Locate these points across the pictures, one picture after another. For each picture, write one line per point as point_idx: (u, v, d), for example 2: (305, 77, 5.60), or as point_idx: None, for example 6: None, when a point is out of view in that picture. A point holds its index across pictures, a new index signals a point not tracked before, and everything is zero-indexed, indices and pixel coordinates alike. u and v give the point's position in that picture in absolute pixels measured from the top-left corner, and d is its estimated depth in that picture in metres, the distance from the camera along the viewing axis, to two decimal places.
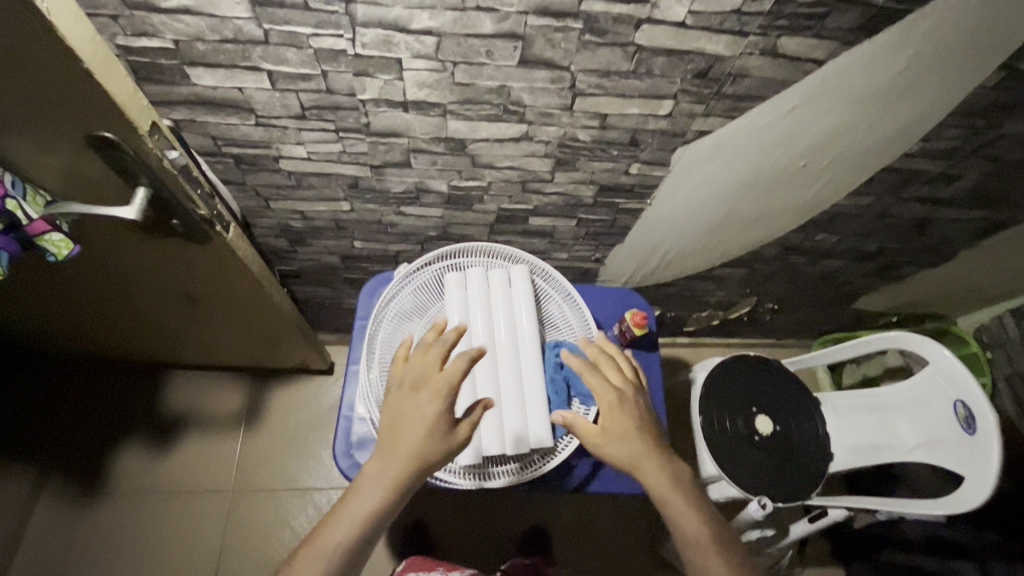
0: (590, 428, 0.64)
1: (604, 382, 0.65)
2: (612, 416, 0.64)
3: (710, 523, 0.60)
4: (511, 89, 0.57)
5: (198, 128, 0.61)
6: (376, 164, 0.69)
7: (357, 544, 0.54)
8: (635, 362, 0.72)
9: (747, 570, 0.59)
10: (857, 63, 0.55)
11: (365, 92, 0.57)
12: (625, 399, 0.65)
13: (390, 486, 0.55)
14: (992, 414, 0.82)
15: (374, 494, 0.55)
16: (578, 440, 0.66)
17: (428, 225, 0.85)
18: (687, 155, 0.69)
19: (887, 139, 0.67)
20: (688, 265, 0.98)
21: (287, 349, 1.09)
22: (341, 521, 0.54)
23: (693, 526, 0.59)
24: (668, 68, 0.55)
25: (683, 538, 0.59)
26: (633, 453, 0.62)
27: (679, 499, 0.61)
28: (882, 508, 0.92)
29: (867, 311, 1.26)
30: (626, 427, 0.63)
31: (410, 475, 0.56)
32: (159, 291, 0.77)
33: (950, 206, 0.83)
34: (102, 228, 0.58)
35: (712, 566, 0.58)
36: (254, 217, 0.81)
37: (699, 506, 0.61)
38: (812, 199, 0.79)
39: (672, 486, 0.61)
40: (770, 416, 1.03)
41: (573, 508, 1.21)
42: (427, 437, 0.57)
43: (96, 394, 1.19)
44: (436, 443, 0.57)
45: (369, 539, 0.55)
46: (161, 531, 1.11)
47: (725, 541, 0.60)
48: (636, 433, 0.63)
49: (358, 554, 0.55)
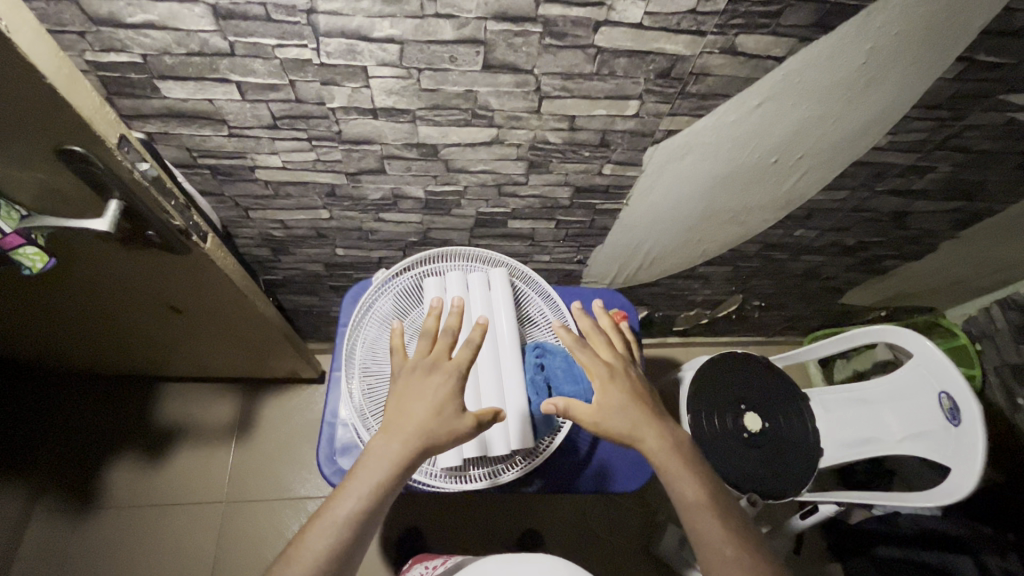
0: (585, 406, 0.62)
1: (594, 357, 0.66)
2: (606, 389, 0.64)
3: (708, 486, 0.60)
4: (478, 94, 0.58)
5: (172, 140, 0.62)
6: (351, 172, 0.70)
7: (363, 518, 0.53)
8: (621, 340, 0.73)
9: (746, 531, 0.58)
10: (820, 57, 0.56)
11: (333, 100, 0.58)
12: (616, 372, 0.65)
13: (397, 459, 0.55)
14: (976, 402, 0.82)
15: (381, 468, 0.55)
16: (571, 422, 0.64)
17: (409, 231, 0.85)
18: (658, 154, 0.69)
19: (854, 134, 0.68)
20: (669, 264, 0.98)
21: (276, 359, 1.10)
22: (348, 494, 0.53)
23: (693, 490, 0.59)
24: (631, 69, 0.56)
25: (682, 502, 0.59)
26: (629, 422, 0.62)
27: (678, 464, 0.60)
28: (871, 501, 0.92)
29: (855, 305, 1.26)
30: (620, 398, 0.63)
31: (418, 449, 0.56)
32: (143, 303, 0.78)
33: (925, 198, 0.83)
34: (80, 242, 0.58)
35: (713, 528, 0.57)
36: (235, 228, 0.82)
37: (697, 471, 0.61)
38: (787, 195, 0.80)
39: (670, 452, 0.61)
40: (759, 414, 1.03)
41: (567, 509, 1.21)
42: (436, 415, 0.57)
43: (89, 409, 1.20)
44: (446, 421, 0.58)
45: (375, 516, 0.54)
46: (154, 545, 1.11)
47: (724, 505, 0.59)
48: (630, 403, 0.63)
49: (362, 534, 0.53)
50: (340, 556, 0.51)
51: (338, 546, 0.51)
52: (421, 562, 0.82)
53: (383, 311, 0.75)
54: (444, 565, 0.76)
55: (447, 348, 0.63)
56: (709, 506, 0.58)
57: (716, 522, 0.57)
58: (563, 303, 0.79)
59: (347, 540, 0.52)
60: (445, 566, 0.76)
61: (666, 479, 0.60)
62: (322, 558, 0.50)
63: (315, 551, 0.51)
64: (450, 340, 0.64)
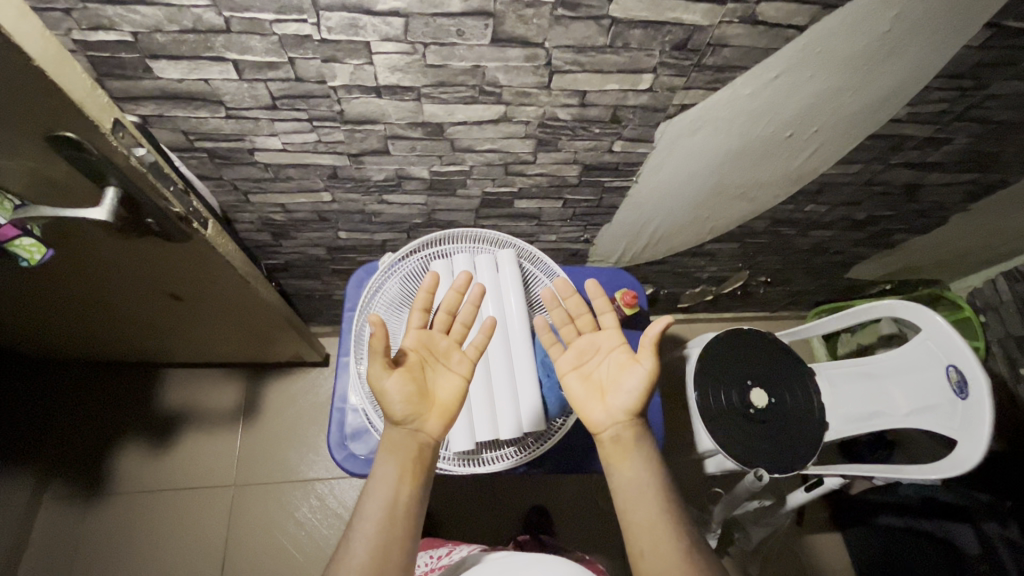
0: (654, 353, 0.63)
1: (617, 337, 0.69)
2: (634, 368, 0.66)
3: (669, 503, 0.58)
4: (486, 69, 0.55)
5: (167, 123, 0.60)
6: (354, 153, 0.67)
7: (382, 506, 0.54)
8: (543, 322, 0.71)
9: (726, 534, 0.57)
10: (842, 25, 0.54)
11: (335, 78, 0.55)
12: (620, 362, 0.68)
13: (385, 450, 0.58)
14: (985, 375, 0.82)
15: (380, 459, 0.57)
16: (647, 356, 0.62)
17: (413, 213, 0.83)
18: (670, 130, 0.67)
19: (874, 105, 0.66)
20: (677, 241, 0.97)
21: (281, 343, 1.09)
22: (365, 497, 0.55)
23: (646, 499, 0.58)
24: (645, 41, 0.53)
25: (634, 494, 0.58)
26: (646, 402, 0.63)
27: (641, 472, 0.60)
28: (877, 474, 0.93)
29: (861, 279, 1.25)
30: None
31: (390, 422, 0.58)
32: (144, 290, 0.76)
33: (939, 169, 0.82)
34: (76, 230, 0.56)
35: (659, 536, 0.55)
36: (234, 212, 0.79)
37: (658, 485, 0.59)
38: (800, 169, 0.78)
39: (638, 460, 0.60)
40: (765, 389, 1.03)
41: (573, 486, 1.22)
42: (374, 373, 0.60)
43: (93, 398, 1.19)
44: (396, 381, 0.58)
45: (374, 499, 0.54)
46: (164, 529, 1.12)
47: (684, 523, 0.57)
48: None
49: (392, 524, 0.53)
50: (380, 553, 0.51)
51: (370, 543, 0.51)
52: (425, 551, 0.81)
53: (391, 295, 0.73)
54: (451, 556, 0.77)
55: (458, 340, 0.66)
56: (663, 523, 0.56)
57: (671, 536, 0.55)
58: None
59: (379, 535, 0.52)
60: (451, 558, 0.76)
61: (622, 487, 0.60)
62: (363, 560, 0.50)
63: (351, 557, 0.51)
64: (457, 331, 0.67)
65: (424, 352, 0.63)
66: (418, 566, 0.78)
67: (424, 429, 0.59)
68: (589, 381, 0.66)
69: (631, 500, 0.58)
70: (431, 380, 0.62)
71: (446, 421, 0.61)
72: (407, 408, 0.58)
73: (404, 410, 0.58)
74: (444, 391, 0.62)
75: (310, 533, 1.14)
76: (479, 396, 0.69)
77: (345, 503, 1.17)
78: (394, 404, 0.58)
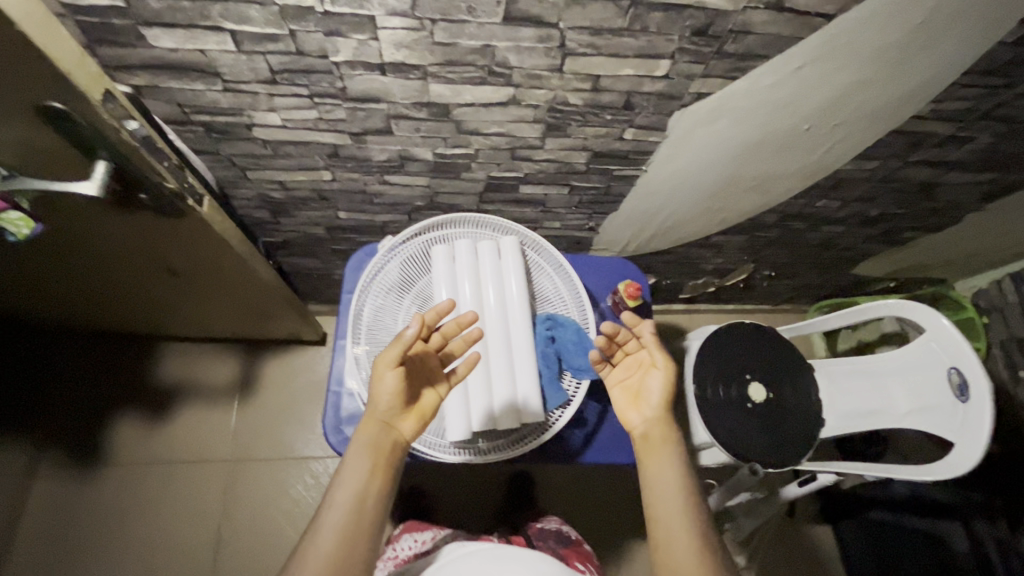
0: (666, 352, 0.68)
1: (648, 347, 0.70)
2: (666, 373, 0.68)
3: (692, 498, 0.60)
4: (496, 49, 0.53)
5: (162, 94, 0.57)
6: (356, 132, 0.65)
7: (351, 500, 0.55)
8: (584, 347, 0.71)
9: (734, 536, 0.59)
10: (873, 17, 0.51)
11: (338, 54, 0.53)
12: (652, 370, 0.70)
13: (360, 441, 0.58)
14: (987, 380, 0.81)
15: (355, 449, 0.57)
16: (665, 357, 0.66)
17: (415, 195, 0.81)
18: (684, 119, 0.65)
19: (899, 100, 0.63)
20: (683, 232, 0.95)
21: (279, 321, 1.08)
22: (337, 484, 0.56)
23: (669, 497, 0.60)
24: (665, 24, 0.51)
25: (659, 488, 0.61)
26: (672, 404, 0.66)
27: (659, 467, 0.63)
28: (871, 472, 0.93)
29: (866, 275, 1.23)
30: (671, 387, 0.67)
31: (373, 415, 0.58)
32: (139, 265, 0.74)
33: (958, 168, 0.79)
34: (65, 205, 0.54)
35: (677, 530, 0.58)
36: (231, 188, 0.77)
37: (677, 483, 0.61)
38: (816, 162, 0.75)
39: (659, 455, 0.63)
40: (763, 384, 1.03)
41: (568, 472, 1.23)
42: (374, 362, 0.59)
43: (87, 369, 1.18)
44: (390, 383, 0.57)
45: (345, 490, 0.56)
46: (160, 501, 1.12)
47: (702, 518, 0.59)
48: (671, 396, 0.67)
49: (359, 518, 0.55)
50: (346, 545, 0.53)
51: (339, 533, 0.53)
52: (408, 536, 0.84)
53: (391, 279, 0.72)
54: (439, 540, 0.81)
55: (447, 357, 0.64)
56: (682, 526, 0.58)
57: (686, 530, 0.58)
58: (575, 275, 0.76)
59: (346, 528, 0.54)
60: (433, 545, 0.79)
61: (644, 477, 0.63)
62: (330, 548, 0.53)
63: (320, 544, 0.53)
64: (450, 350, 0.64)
65: (423, 355, 0.61)
66: (402, 549, 0.81)
67: (400, 428, 0.60)
68: (628, 391, 0.68)
69: (655, 493, 0.61)
70: (417, 385, 0.61)
71: (422, 425, 0.61)
72: (391, 407, 0.58)
73: (389, 407, 0.58)
74: (425, 397, 0.62)
75: (305, 509, 1.15)
76: (478, 385, 0.69)
77: None
78: (384, 399, 0.58)
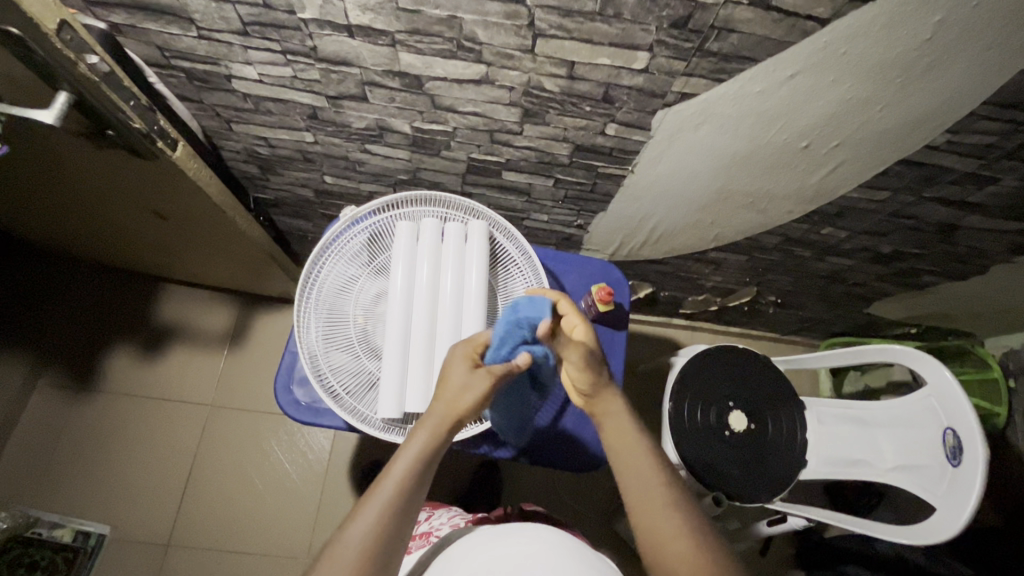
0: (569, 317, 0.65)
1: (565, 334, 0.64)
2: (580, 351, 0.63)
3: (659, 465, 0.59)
4: (462, 22, 0.51)
5: (141, 35, 0.58)
6: (332, 95, 0.64)
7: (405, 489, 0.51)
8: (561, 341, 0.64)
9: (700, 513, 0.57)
10: (874, 24, 0.47)
11: (304, 10, 0.52)
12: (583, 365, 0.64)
13: (433, 433, 0.55)
14: (984, 445, 0.74)
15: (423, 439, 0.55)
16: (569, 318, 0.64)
17: (397, 168, 0.80)
18: (668, 119, 0.61)
19: (909, 124, 0.58)
20: (677, 242, 0.90)
21: (269, 278, 1.10)
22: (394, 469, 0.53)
23: (665, 501, 0.55)
24: (639, 12, 0.48)
25: (628, 466, 0.58)
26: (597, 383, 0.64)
27: (655, 483, 0.57)
28: (846, 524, 0.87)
29: (882, 317, 1.15)
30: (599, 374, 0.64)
31: (452, 421, 0.56)
32: (123, 203, 0.76)
33: (982, 212, 0.72)
34: (35, 133, 0.56)
35: (649, 495, 0.56)
36: (219, 139, 0.78)
37: (676, 499, 0.56)
38: (819, 185, 0.69)
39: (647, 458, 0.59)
40: (745, 413, 0.97)
41: (536, 473, 1.19)
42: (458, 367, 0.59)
43: (92, 299, 1.23)
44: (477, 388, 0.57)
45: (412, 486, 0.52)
46: (142, 434, 1.17)
47: (671, 485, 0.57)
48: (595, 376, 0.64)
49: (406, 510, 0.51)
50: (384, 540, 0.49)
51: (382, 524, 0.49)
52: None
53: (353, 249, 0.71)
54: (429, 522, 0.74)
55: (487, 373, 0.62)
56: (688, 535, 0.53)
57: (656, 491, 0.56)
58: (543, 269, 0.72)
59: (388, 524, 0.49)
60: (431, 525, 0.73)
61: (636, 500, 0.56)
62: (368, 538, 0.48)
63: (358, 533, 0.48)
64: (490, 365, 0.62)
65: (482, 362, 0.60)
66: None
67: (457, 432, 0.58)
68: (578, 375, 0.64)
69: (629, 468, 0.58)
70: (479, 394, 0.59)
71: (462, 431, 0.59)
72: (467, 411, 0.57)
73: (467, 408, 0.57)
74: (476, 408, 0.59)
75: (273, 463, 1.18)
76: (418, 369, 0.66)
77: (311, 443, 1.20)
78: (469, 396, 0.57)
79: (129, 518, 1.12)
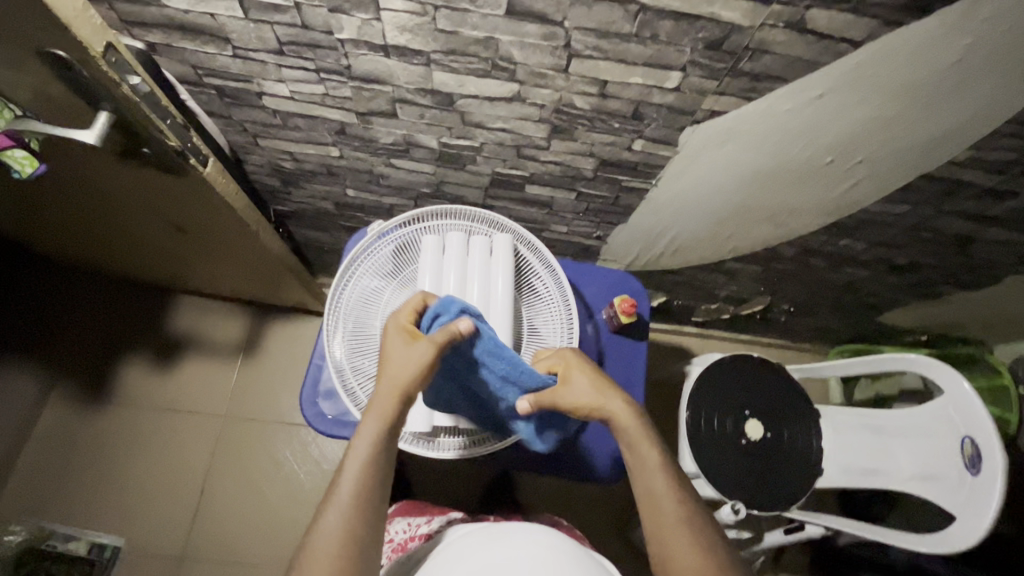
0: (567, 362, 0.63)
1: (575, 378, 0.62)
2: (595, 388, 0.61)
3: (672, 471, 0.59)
4: (499, 43, 0.52)
5: (177, 54, 0.59)
6: (362, 112, 0.65)
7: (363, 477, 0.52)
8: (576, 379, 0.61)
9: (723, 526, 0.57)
10: (905, 49, 0.48)
11: (342, 31, 0.53)
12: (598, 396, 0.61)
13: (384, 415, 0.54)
14: (1004, 456, 0.74)
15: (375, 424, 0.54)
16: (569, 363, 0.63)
17: (420, 181, 0.80)
18: (695, 136, 0.62)
19: (933, 142, 0.59)
20: (694, 253, 0.91)
21: (286, 289, 1.10)
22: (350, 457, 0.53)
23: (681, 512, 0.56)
24: (675, 34, 0.48)
25: (640, 471, 0.59)
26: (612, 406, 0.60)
27: (668, 490, 0.57)
28: (865, 533, 0.88)
29: (894, 325, 1.16)
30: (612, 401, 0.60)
31: (398, 399, 0.55)
32: (148, 217, 0.77)
33: (1000, 223, 0.73)
34: (71, 150, 0.56)
35: (664, 504, 0.56)
36: (244, 153, 0.79)
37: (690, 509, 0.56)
38: (840, 199, 0.70)
39: (660, 469, 0.58)
40: (761, 422, 0.98)
41: (550, 482, 1.20)
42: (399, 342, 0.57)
43: (105, 309, 1.23)
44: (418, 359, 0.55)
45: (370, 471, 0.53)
46: (155, 444, 1.17)
47: (688, 492, 0.58)
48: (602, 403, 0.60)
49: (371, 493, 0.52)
50: (355, 536, 0.50)
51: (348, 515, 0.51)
52: (400, 518, 0.74)
53: (379, 263, 0.72)
54: (432, 525, 0.70)
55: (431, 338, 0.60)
56: (702, 547, 0.54)
57: (670, 499, 0.57)
58: (568, 282, 0.73)
59: (354, 519, 0.51)
60: (431, 528, 0.69)
61: (648, 509, 0.57)
62: (340, 528, 0.50)
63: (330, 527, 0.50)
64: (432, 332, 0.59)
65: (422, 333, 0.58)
66: (394, 533, 0.71)
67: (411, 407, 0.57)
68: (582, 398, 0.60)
69: (643, 472, 0.59)
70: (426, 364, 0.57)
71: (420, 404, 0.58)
72: (412, 383, 0.55)
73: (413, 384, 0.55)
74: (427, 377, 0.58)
75: (287, 473, 1.18)
76: None
77: (325, 453, 1.20)
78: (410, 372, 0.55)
79: (143, 529, 1.11)
